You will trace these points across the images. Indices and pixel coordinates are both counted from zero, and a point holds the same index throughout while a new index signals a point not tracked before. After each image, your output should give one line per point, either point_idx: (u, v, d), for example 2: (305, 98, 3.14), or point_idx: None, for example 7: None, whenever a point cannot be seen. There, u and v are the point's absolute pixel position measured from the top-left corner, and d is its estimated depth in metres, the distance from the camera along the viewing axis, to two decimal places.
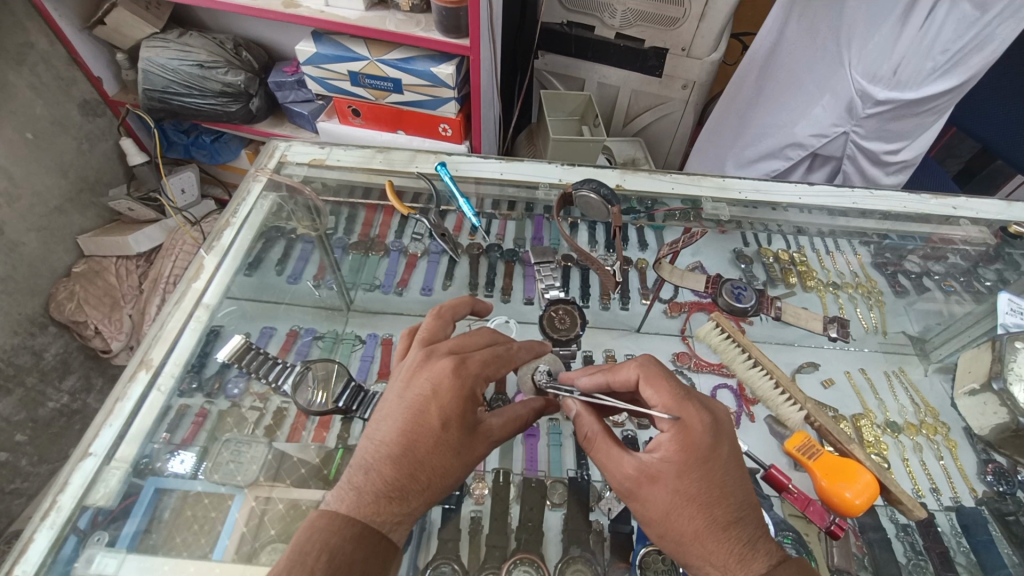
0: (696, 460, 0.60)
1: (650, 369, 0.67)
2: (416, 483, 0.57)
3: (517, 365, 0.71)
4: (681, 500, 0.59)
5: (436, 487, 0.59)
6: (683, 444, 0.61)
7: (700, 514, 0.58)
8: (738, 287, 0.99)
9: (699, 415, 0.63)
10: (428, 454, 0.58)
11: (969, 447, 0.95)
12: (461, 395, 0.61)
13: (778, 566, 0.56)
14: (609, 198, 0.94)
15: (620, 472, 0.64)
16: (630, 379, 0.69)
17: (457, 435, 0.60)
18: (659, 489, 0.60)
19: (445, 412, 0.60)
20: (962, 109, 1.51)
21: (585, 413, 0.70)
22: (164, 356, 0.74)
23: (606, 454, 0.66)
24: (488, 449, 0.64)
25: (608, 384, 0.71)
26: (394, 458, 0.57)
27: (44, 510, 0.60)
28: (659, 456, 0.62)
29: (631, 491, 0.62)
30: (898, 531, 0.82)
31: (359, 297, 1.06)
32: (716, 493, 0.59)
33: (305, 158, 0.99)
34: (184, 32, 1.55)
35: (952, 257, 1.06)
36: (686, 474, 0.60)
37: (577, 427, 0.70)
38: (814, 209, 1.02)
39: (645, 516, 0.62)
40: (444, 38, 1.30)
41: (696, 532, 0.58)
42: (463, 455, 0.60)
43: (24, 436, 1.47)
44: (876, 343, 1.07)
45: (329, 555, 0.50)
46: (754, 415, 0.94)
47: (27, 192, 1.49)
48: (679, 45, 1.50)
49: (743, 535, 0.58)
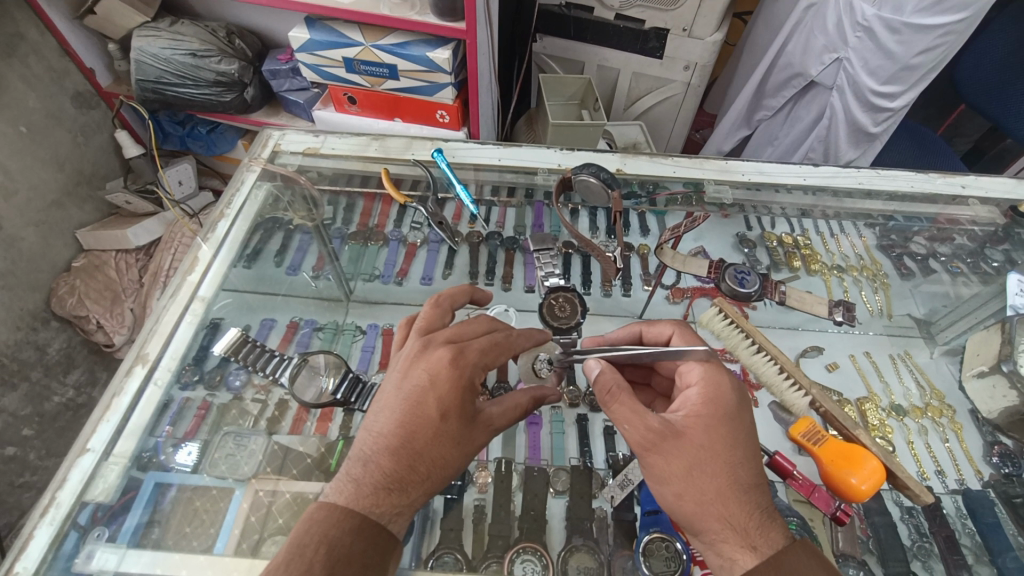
0: (723, 416, 0.63)
1: (685, 327, 0.75)
2: (417, 475, 0.57)
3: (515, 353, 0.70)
4: (707, 455, 0.60)
5: (435, 478, 0.58)
6: (711, 399, 0.64)
7: (724, 473, 0.60)
8: (741, 272, 0.98)
9: (727, 371, 0.68)
10: (426, 446, 0.58)
11: (974, 429, 0.94)
12: (459, 385, 0.60)
13: (793, 542, 0.58)
14: (608, 183, 0.91)
15: (642, 426, 0.63)
16: (664, 333, 0.76)
17: (455, 425, 0.59)
18: (684, 444, 0.61)
19: (443, 403, 0.59)
20: (972, 86, 1.48)
21: (608, 370, 0.69)
22: (160, 351, 0.73)
23: (628, 407, 0.64)
24: (491, 438, 0.63)
25: (641, 334, 0.79)
26: (395, 449, 0.57)
27: (44, 507, 0.60)
28: (686, 412, 0.64)
29: (654, 443, 0.62)
30: (903, 514, 0.81)
31: (359, 287, 1.04)
32: (739, 452, 0.62)
33: (299, 147, 0.98)
34: (175, 20, 1.53)
35: (958, 238, 1.04)
36: (712, 429, 0.62)
37: (596, 384, 0.68)
38: (819, 190, 1.00)
39: (665, 472, 0.61)
40: (440, 22, 1.27)
41: (717, 490, 0.59)
42: (464, 445, 0.60)
43: (31, 430, 1.48)
44: (881, 326, 1.06)
45: (328, 547, 0.50)
46: (757, 401, 0.91)
47: (24, 187, 1.48)
48: (680, 25, 1.46)
49: (758, 500, 0.60)
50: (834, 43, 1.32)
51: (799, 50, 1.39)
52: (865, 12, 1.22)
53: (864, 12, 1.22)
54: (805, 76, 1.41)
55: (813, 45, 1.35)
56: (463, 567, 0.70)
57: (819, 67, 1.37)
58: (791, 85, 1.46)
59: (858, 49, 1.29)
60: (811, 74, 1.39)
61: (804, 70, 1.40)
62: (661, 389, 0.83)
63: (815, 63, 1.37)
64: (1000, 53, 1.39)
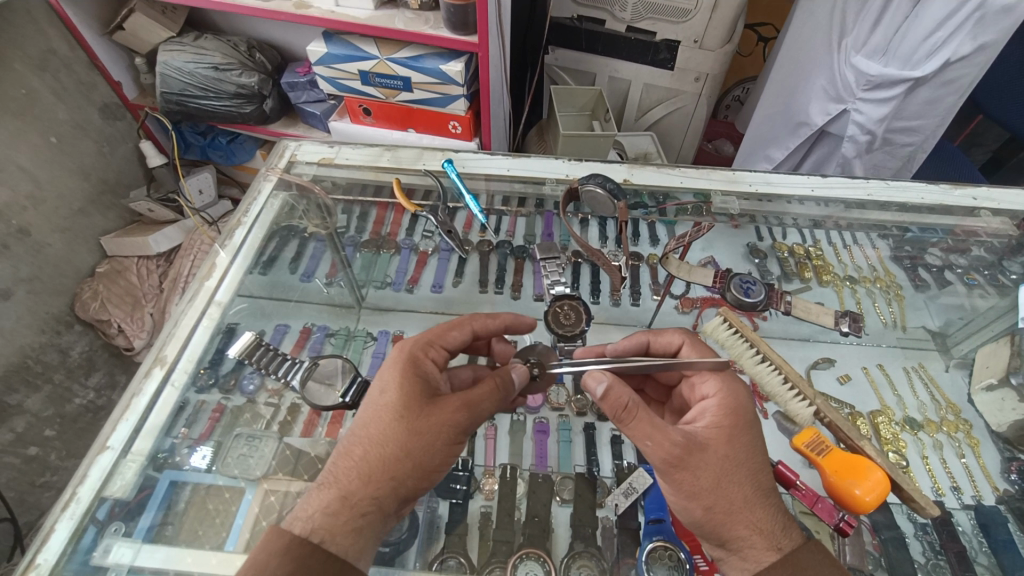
0: (742, 426, 0.65)
1: (693, 336, 0.76)
2: (358, 460, 0.60)
3: (476, 330, 0.79)
4: (733, 465, 0.62)
5: (376, 462, 0.60)
6: (730, 410, 0.66)
7: (748, 482, 0.62)
8: (746, 282, 0.97)
9: (739, 381, 0.71)
10: (367, 427, 0.62)
11: (991, 446, 0.92)
12: (398, 362, 0.67)
13: (811, 539, 0.62)
14: (614, 194, 0.92)
15: (666, 440, 0.62)
16: (674, 342, 0.77)
17: (395, 401, 0.63)
18: (710, 456, 0.62)
19: (384, 384, 0.66)
20: (990, 96, 1.46)
21: (616, 383, 0.64)
22: (177, 353, 0.76)
23: (648, 422, 0.62)
24: (448, 416, 0.62)
25: (648, 344, 0.78)
26: (347, 441, 0.63)
27: (65, 501, 0.63)
28: (707, 423, 0.65)
29: (681, 459, 0.61)
30: (917, 530, 0.81)
31: (370, 294, 1.07)
32: (759, 460, 0.64)
33: (314, 157, 1.00)
34: (199, 35, 1.58)
35: (975, 250, 1.03)
36: (734, 439, 0.64)
37: (606, 404, 0.63)
38: (828, 202, 1.00)
39: (694, 487, 0.61)
40: (453, 36, 1.30)
41: (744, 499, 0.61)
42: (406, 419, 0.62)
43: (53, 431, 1.52)
44: (894, 339, 1.05)
45: (256, 568, 0.53)
46: (766, 411, 0.92)
47: (52, 195, 1.54)
48: (691, 37, 1.48)
49: (777, 506, 0.63)
50: (836, 95, 1.32)
51: (804, 101, 1.40)
52: (870, 71, 1.21)
53: (869, 70, 1.21)
54: (812, 126, 1.40)
55: (816, 96, 1.36)
56: (467, 571, 0.71)
57: (825, 116, 1.36)
58: (799, 133, 1.45)
59: (864, 101, 1.27)
60: (817, 124, 1.38)
61: (809, 120, 1.40)
62: (656, 395, 0.85)
63: (820, 113, 1.37)
64: (1017, 64, 1.37)
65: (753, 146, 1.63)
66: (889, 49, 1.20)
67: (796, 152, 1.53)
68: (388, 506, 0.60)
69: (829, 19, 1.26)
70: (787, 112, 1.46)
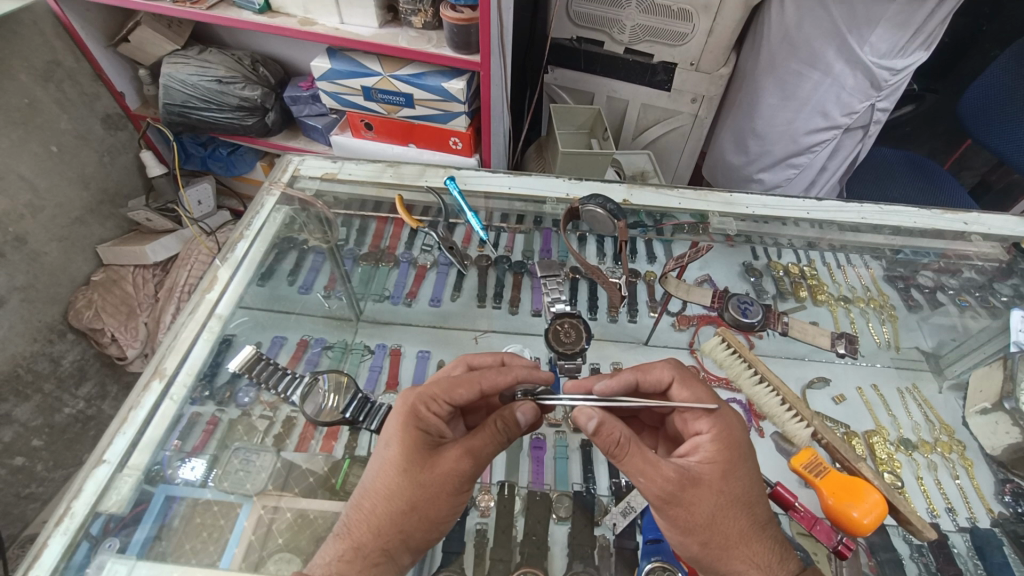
0: (737, 461, 0.65)
1: (683, 371, 0.74)
2: (368, 513, 0.62)
3: (484, 389, 0.70)
4: (727, 501, 0.62)
5: (383, 517, 0.61)
6: (725, 444, 0.66)
7: (742, 515, 0.63)
8: (744, 302, 0.98)
9: (732, 415, 0.69)
10: (374, 481, 0.63)
11: (984, 466, 0.93)
12: (399, 413, 0.66)
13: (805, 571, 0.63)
14: (614, 214, 0.93)
15: (660, 477, 0.62)
16: (664, 379, 0.73)
17: (398, 453, 0.63)
18: (704, 492, 0.62)
19: (387, 437, 0.66)
20: (978, 123, 1.49)
21: (608, 419, 0.63)
22: (176, 366, 0.75)
23: (641, 458, 0.62)
24: (451, 467, 0.63)
25: (637, 383, 0.73)
26: (358, 493, 0.64)
27: (58, 516, 0.62)
28: (701, 458, 0.65)
29: (674, 495, 0.61)
30: (913, 552, 0.80)
31: (367, 307, 1.08)
32: (753, 493, 0.65)
33: (317, 172, 1.01)
34: (204, 48, 1.61)
35: (966, 272, 1.04)
36: (728, 474, 0.64)
37: (597, 441, 0.63)
38: (824, 224, 1.01)
39: (688, 522, 0.62)
40: (455, 54, 1.32)
41: (739, 534, 0.62)
42: (410, 473, 0.62)
43: (41, 441, 1.50)
44: (887, 358, 1.06)
45: None
46: (762, 430, 0.92)
47: (50, 204, 1.54)
48: (688, 59, 1.51)
49: (774, 537, 0.64)
50: (861, 95, 1.36)
51: (826, 109, 1.40)
52: (897, 66, 1.29)
53: (897, 64, 1.29)
54: (840, 128, 1.43)
55: (840, 101, 1.38)
56: None
57: (850, 115, 1.40)
58: (823, 138, 1.45)
59: (888, 91, 1.36)
60: (846, 124, 1.42)
61: (835, 124, 1.42)
62: (648, 421, 0.84)
63: (843, 113, 1.40)
64: (1004, 91, 1.41)
65: (760, 158, 1.59)
66: (910, 43, 1.27)
67: (814, 162, 1.53)
68: (399, 554, 0.62)
69: (843, 33, 1.28)
70: (807, 126, 1.44)
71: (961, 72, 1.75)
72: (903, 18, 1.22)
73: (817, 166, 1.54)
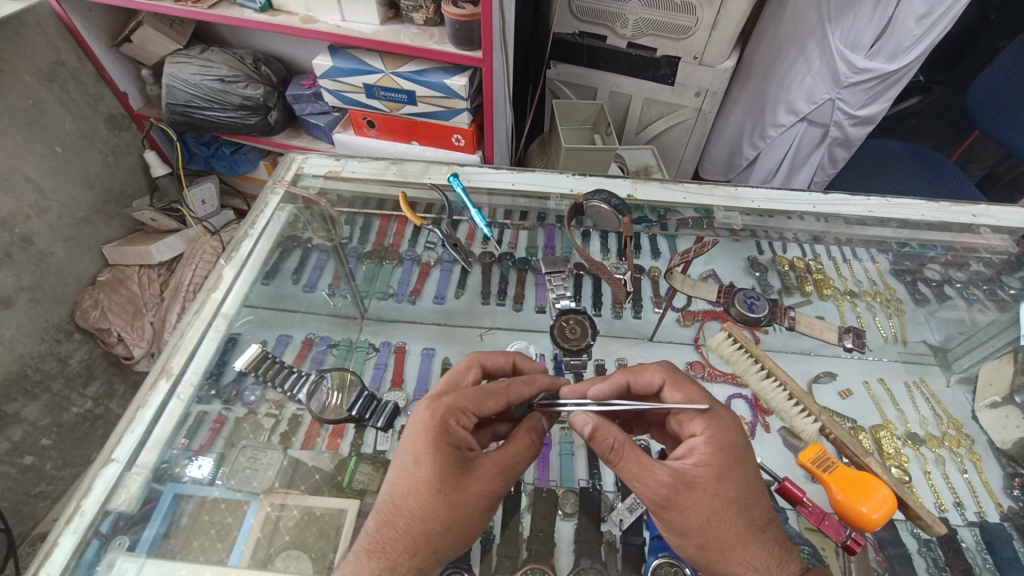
0: (735, 463, 0.64)
1: (676, 373, 0.72)
2: (400, 532, 0.60)
3: (511, 400, 0.71)
4: (722, 504, 0.62)
5: (416, 536, 0.60)
6: (721, 447, 0.65)
7: (740, 518, 0.62)
8: (750, 297, 0.99)
9: (726, 416, 0.68)
10: (406, 499, 0.61)
11: (993, 460, 0.93)
12: (428, 429, 0.64)
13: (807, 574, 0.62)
14: (619, 209, 0.94)
15: (655, 483, 0.62)
16: (655, 382, 0.72)
17: (433, 471, 0.62)
18: (699, 495, 0.62)
19: (416, 452, 0.63)
20: (986, 114, 1.47)
21: (603, 423, 0.65)
22: (183, 365, 0.75)
23: (635, 462, 0.63)
24: (485, 485, 0.63)
25: (628, 384, 0.73)
26: (385, 510, 0.61)
27: (68, 514, 0.62)
28: (695, 460, 0.64)
29: (669, 499, 0.62)
30: (921, 547, 0.80)
31: (371, 305, 1.08)
32: (751, 496, 0.64)
33: (320, 170, 1.01)
34: (206, 47, 1.61)
35: (974, 265, 1.03)
36: (723, 477, 0.63)
37: (596, 443, 0.65)
38: (830, 218, 1.00)
39: (684, 526, 0.62)
40: (457, 51, 1.32)
41: (737, 537, 0.61)
42: (445, 494, 0.61)
43: (50, 440, 1.51)
44: (895, 352, 1.06)
45: None
46: (769, 426, 0.94)
47: (56, 204, 1.54)
48: (692, 53, 1.50)
49: (774, 539, 0.63)
50: (823, 85, 1.43)
51: (789, 89, 1.49)
52: (859, 63, 1.33)
53: (857, 63, 1.33)
54: (797, 114, 1.51)
55: (803, 86, 1.45)
56: None
57: (810, 104, 1.47)
58: (784, 121, 1.54)
59: (849, 89, 1.40)
60: (804, 112, 1.49)
61: (795, 109, 1.50)
62: (654, 419, 0.83)
63: (806, 101, 1.47)
64: (1012, 81, 1.39)
65: (733, 134, 1.72)
66: (876, 46, 1.30)
67: (777, 143, 1.63)
68: (430, 570, 0.61)
69: (820, 16, 1.34)
70: (775, 106, 1.54)
71: (969, 62, 1.73)
72: (873, 14, 1.26)
73: (776, 154, 1.65)
